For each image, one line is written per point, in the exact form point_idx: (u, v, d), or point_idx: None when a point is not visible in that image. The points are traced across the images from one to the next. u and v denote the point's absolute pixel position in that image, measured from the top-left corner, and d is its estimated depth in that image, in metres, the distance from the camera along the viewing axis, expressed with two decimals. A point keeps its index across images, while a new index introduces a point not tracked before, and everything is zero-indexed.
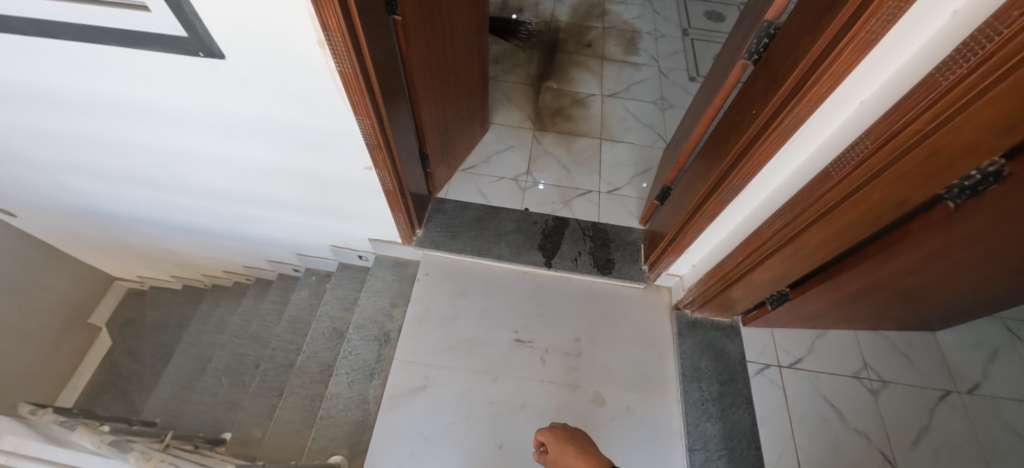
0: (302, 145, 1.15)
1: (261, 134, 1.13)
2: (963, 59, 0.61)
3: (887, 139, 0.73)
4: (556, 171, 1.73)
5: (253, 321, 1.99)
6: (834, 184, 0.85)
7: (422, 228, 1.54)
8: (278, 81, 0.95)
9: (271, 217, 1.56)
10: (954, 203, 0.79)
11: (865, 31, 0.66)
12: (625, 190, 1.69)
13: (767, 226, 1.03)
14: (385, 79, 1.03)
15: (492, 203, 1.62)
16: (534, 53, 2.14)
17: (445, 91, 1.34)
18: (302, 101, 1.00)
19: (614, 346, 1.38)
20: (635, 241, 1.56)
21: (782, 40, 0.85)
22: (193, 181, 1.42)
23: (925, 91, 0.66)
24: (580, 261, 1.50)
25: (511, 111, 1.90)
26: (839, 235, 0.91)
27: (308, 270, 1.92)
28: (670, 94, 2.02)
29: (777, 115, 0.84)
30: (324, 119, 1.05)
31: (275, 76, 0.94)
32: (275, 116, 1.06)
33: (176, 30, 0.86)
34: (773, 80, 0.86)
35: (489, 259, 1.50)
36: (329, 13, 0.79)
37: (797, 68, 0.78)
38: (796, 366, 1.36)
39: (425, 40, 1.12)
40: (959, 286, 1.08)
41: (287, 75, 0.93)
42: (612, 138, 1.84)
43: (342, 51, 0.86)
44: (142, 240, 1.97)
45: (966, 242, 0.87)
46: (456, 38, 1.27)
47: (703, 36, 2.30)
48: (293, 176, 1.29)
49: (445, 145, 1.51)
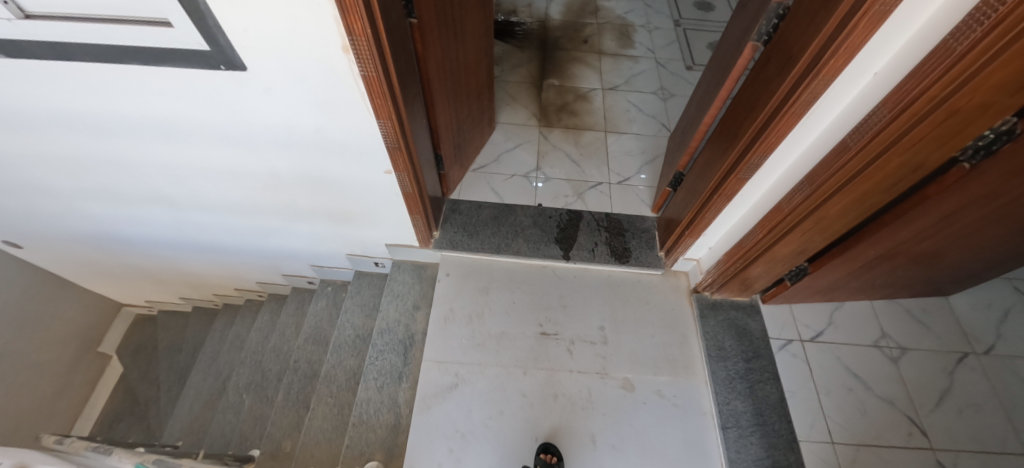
0: (322, 153, 1.17)
1: (282, 144, 1.15)
2: (976, 24, 0.63)
3: (904, 107, 0.76)
4: (566, 166, 1.75)
5: (272, 336, 1.99)
6: (852, 155, 0.87)
7: (439, 230, 1.56)
8: (300, 89, 0.97)
9: (289, 228, 1.57)
10: (969, 165, 0.82)
11: (878, 4, 0.68)
12: (634, 180, 1.72)
13: (787, 201, 1.05)
14: (405, 82, 1.04)
15: (506, 201, 1.64)
16: (533, 52, 2.17)
17: (457, 92, 1.36)
18: (324, 107, 1.01)
19: (639, 332, 1.41)
20: (649, 228, 1.58)
21: (794, 18, 0.88)
22: (211, 196, 1.42)
23: (940, 57, 0.69)
24: (598, 252, 1.52)
25: (516, 110, 1.92)
26: (859, 204, 0.94)
27: (324, 280, 1.92)
28: (670, 84, 2.06)
29: (794, 91, 0.87)
30: (346, 125, 1.06)
31: (297, 83, 0.95)
32: (297, 125, 1.08)
33: (199, 44, 0.87)
34: (787, 58, 0.89)
35: (508, 256, 1.52)
36: (354, 17, 0.80)
37: (812, 44, 0.81)
38: (817, 339, 1.39)
39: (439, 42, 1.14)
40: (972, 247, 1.11)
41: (309, 82, 0.95)
42: (617, 130, 1.87)
43: (365, 55, 0.87)
44: (154, 261, 1.96)
45: (981, 202, 0.89)
46: (466, 38, 1.28)
47: (695, 26, 2.34)
48: (312, 184, 1.30)
49: (457, 146, 1.53)
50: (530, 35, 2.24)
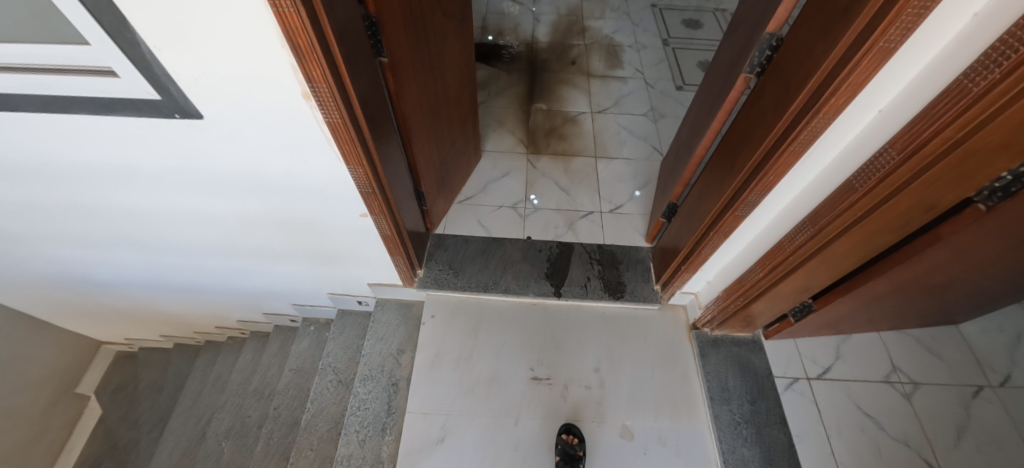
0: (294, 198, 1.10)
1: (250, 189, 1.08)
2: (993, 64, 0.57)
3: (915, 148, 0.69)
4: (555, 194, 1.68)
5: (254, 378, 1.89)
6: (858, 196, 0.80)
7: (424, 267, 1.48)
8: (261, 136, 0.90)
9: (266, 269, 1.49)
10: (985, 206, 0.75)
11: (882, 41, 0.63)
12: (627, 207, 1.65)
13: (790, 240, 0.98)
14: (378, 124, 0.97)
15: (493, 234, 1.56)
16: (519, 75, 2.11)
17: (439, 125, 1.29)
18: (289, 152, 0.94)
19: (638, 372, 1.33)
20: (644, 259, 1.51)
21: (787, 50, 0.83)
22: (180, 239, 1.34)
23: (955, 98, 0.62)
24: (591, 286, 1.44)
25: (503, 136, 1.86)
26: (864, 245, 0.87)
27: (306, 318, 1.83)
28: (660, 105, 2.01)
29: (792, 129, 0.81)
30: (315, 169, 0.99)
31: (260, 130, 0.89)
32: (264, 171, 1.01)
33: (149, 93, 0.82)
34: (784, 94, 0.83)
35: (496, 293, 1.44)
36: (313, 64, 0.73)
37: (809, 82, 0.76)
38: (825, 376, 1.31)
39: (416, 79, 1.07)
40: (987, 279, 1.04)
41: (272, 129, 0.88)
42: (608, 155, 1.81)
43: (327, 101, 0.80)
44: (130, 302, 1.87)
45: (997, 238, 0.83)
46: (447, 72, 1.22)
47: (683, 44, 2.30)
48: (285, 226, 1.23)
49: (442, 180, 1.45)
50: (516, 57, 2.20)
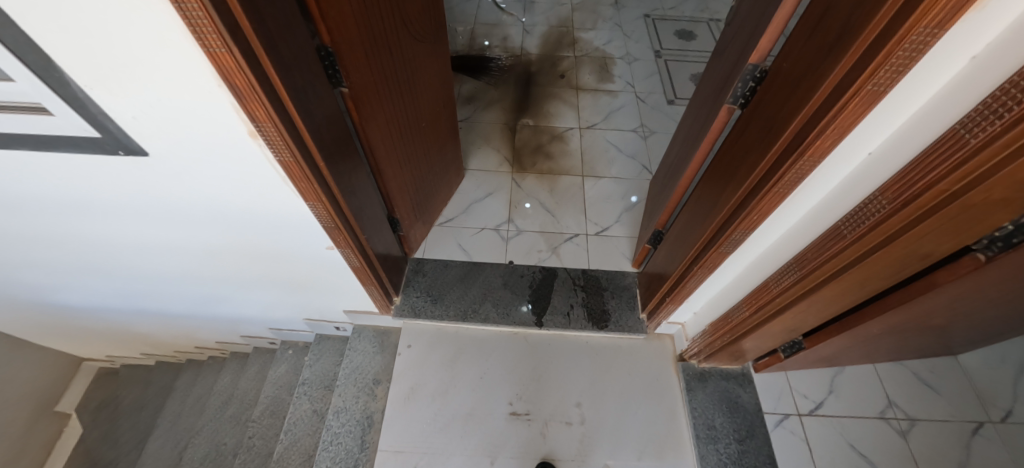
0: (256, 230, 1.04)
1: (210, 221, 1.02)
2: (992, 115, 0.51)
3: (907, 199, 0.63)
4: (540, 216, 1.62)
5: (232, 402, 1.84)
6: (846, 244, 0.74)
7: (401, 295, 1.42)
8: (212, 173, 0.85)
9: (238, 296, 1.43)
10: (984, 256, 0.68)
11: (870, 84, 0.58)
12: (614, 230, 1.59)
13: (775, 281, 0.92)
14: (339, 157, 0.92)
15: (475, 258, 1.51)
16: (507, 89, 2.06)
17: (413, 151, 1.23)
18: (244, 188, 0.89)
19: (622, 407, 1.28)
20: (630, 286, 1.45)
21: (771, 84, 0.77)
22: (146, 267, 1.28)
23: (951, 148, 0.56)
24: (574, 315, 1.39)
25: (488, 154, 1.80)
26: (854, 290, 0.81)
27: (284, 342, 1.77)
28: (651, 120, 1.95)
29: (776, 170, 0.75)
30: (273, 205, 0.94)
31: (209, 167, 0.83)
32: (221, 205, 0.95)
33: (86, 130, 0.75)
34: (768, 132, 0.77)
35: (475, 323, 1.38)
36: (256, 104, 0.68)
37: (793, 122, 0.70)
38: (816, 412, 1.25)
39: (383, 108, 1.02)
40: (987, 320, 0.98)
41: (221, 166, 0.82)
42: (595, 174, 1.75)
43: (277, 140, 0.74)
44: (105, 324, 1.82)
45: (997, 285, 0.77)
46: (421, 96, 1.17)
47: (676, 56, 2.25)
48: (250, 257, 1.18)
49: (420, 204, 1.40)
50: (504, 70, 2.14)
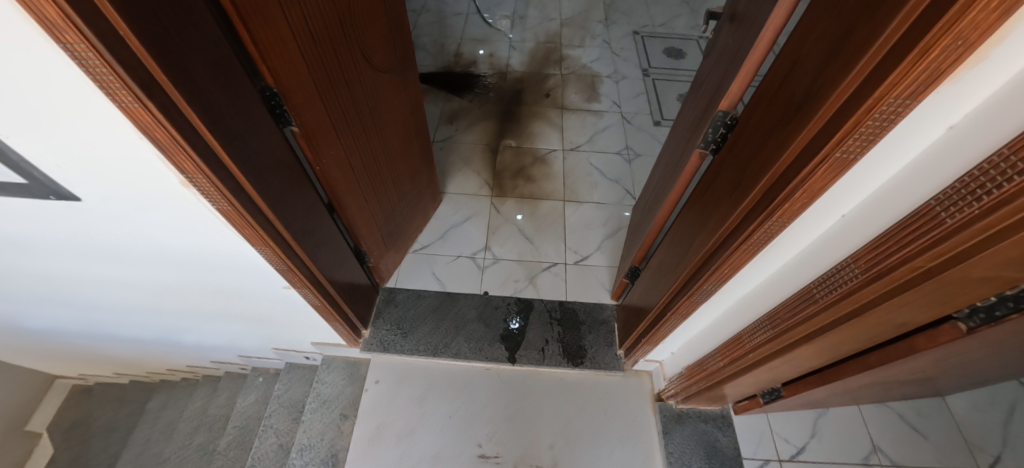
0: (208, 270, 0.99)
1: (160, 261, 0.96)
2: (968, 197, 0.46)
3: (880, 271, 0.57)
4: (518, 243, 1.57)
5: (201, 430, 1.78)
6: (818, 309, 0.68)
7: (370, 327, 1.37)
8: (150, 219, 0.79)
9: (202, 327, 1.38)
10: (966, 326, 0.60)
11: (838, 152, 0.52)
12: (593, 259, 1.54)
13: (750, 336, 0.86)
14: (289, 199, 0.87)
15: (449, 289, 1.46)
16: (490, 108, 2.01)
17: (379, 182, 1.17)
18: (188, 233, 0.84)
19: (597, 448, 1.23)
20: (608, 320, 1.40)
21: (741, 134, 0.72)
22: (102, 299, 1.22)
23: (924, 226, 0.51)
24: (548, 351, 1.34)
25: (468, 177, 1.75)
26: (829, 350, 0.76)
27: (255, 368, 1.72)
28: (636, 142, 1.91)
29: (744, 227, 0.70)
30: (220, 247, 0.89)
31: (146, 215, 0.78)
32: (167, 247, 0.90)
33: (10, 176, 0.67)
34: (737, 186, 0.72)
35: (446, 358, 1.33)
36: (182, 157, 0.63)
37: (760, 181, 0.65)
38: (797, 458, 1.20)
39: (340, 144, 0.96)
40: (974, 373, 0.93)
41: (161, 213, 0.77)
42: (577, 199, 1.71)
43: (211, 191, 0.69)
44: (71, 347, 1.74)
45: (982, 350, 0.72)
46: (386, 126, 1.11)
47: (664, 75, 2.21)
48: (207, 293, 1.13)
49: (391, 233, 1.34)
50: (489, 88, 2.09)
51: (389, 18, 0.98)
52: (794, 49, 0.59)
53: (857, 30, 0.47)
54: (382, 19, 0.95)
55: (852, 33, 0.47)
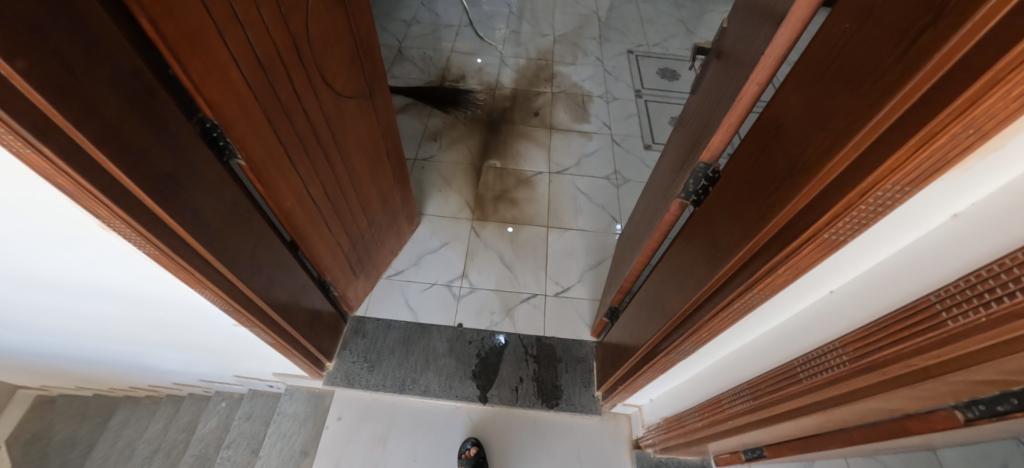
0: (150, 306, 0.90)
1: (93, 299, 0.87)
2: (975, 302, 0.38)
3: (871, 363, 0.50)
4: (496, 271, 1.51)
5: (158, 456, 1.67)
6: (801, 389, 0.61)
7: (335, 360, 1.29)
8: (71, 263, 0.70)
9: (155, 356, 1.28)
10: (964, 416, 0.52)
11: (827, 233, 0.45)
12: (574, 291, 1.48)
13: (729, 402, 0.78)
14: (235, 237, 0.79)
15: (421, 319, 1.38)
16: (476, 126, 1.94)
17: (343, 210, 1.10)
18: (120, 274, 0.75)
19: None
20: (586, 357, 1.33)
21: (721, 189, 0.65)
22: (38, 332, 1.12)
23: (923, 323, 0.43)
24: (522, 391, 1.27)
25: (448, 198, 1.68)
26: (816, 426, 0.69)
27: (218, 392, 1.63)
28: (625, 166, 1.85)
29: (724, 295, 0.63)
30: (157, 287, 0.81)
31: (66, 259, 0.69)
32: (99, 287, 0.81)
33: None
34: (714, 249, 0.65)
35: (413, 395, 1.25)
36: (95, 202, 0.56)
37: (741, 250, 0.57)
38: None
39: (296, 174, 0.89)
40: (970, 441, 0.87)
41: (76, 257, 0.68)
42: (561, 224, 1.64)
43: (135, 235, 0.62)
44: (16, 373, 1.61)
45: (980, 435, 0.66)
46: (351, 151, 1.04)
47: (657, 96, 2.16)
48: (153, 327, 1.04)
49: (359, 261, 1.26)
50: (476, 104, 2.03)
51: (354, 41, 0.91)
52: (775, 106, 0.52)
53: (848, 99, 0.40)
54: (345, 43, 0.89)
55: (841, 102, 0.41)
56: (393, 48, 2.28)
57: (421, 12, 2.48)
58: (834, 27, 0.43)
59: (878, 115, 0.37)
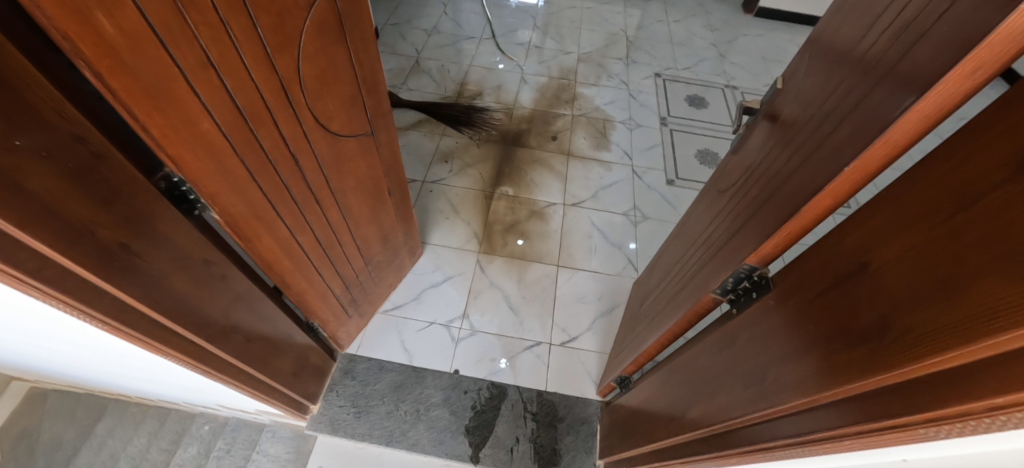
0: (109, 363, 0.80)
1: (43, 352, 0.76)
2: None
3: None
4: (501, 313, 1.41)
5: None
6: None
7: (321, 403, 1.21)
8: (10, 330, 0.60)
9: (126, 388, 1.17)
10: None
11: (925, 430, 0.35)
12: (582, 341, 1.37)
13: None
14: (207, 297, 0.71)
15: (415, 362, 1.29)
16: (491, 148, 1.85)
17: (337, 252, 1.01)
18: (69, 340, 0.66)
19: None
20: (590, 419, 1.23)
21: (778, 305, 0.55)
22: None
23: None
24: (518, 453, 1.17)
25: (455, 228, 1.59)
26: None
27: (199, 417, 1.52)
28: (645, 203, 1.74)
29: (772, 436, 0.52)
30: (113, 352, 0.71)
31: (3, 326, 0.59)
32: (45, 347, 0.70)
33: None
34: (759, 379, 0.55)
35: (401, 450, 1.16)
36: (22, 285, 0.47)
37: (798, 398, 0.46)
38: None
39: (282, 223, 0.80)
40: None
41: (11, 324, 0.59)
42: (573, 264, 1.54)
43: (77, 313, 0.53)
44: None
45: None
46: (348, 191, 0.95)
47: (683, 126, 2.03)
48: (117, 374, 0.92)
49: (354, 299, 1.18)
50: (491, 125, 1.94)
51: (357, 78, 0.82)
52: (872, 228, 0.43)
53: (992, 274, 0.30)
54: (346, 82, 0.79)
55: (978, 273, 0.31)
56: (410, 58, 2.19)
57: (442, 21, 2.39)
58: (976, 168, 0.33)
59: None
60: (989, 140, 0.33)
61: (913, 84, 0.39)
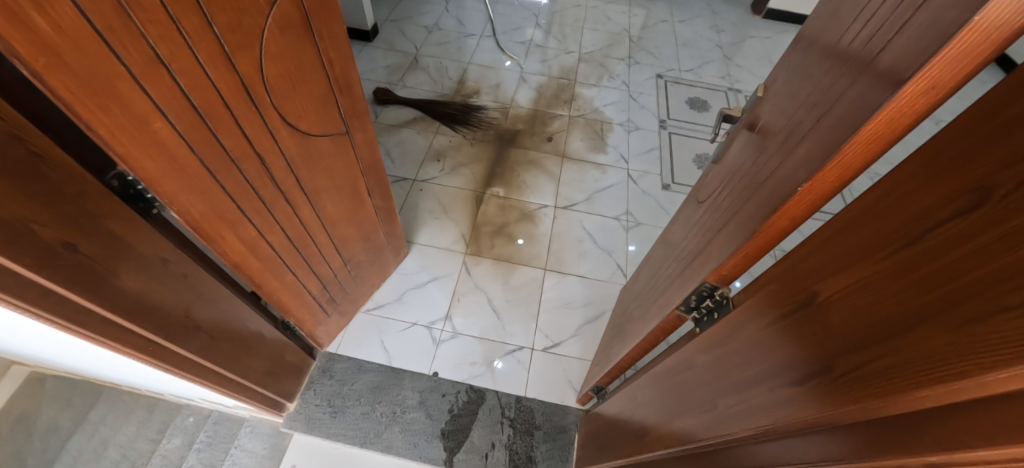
0: (76, 354, 0.80)
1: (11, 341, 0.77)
2: None
3: None
4: (484, 316, 1.39)
5: None
6: None
7: (298, 401, 1.21)
8: None
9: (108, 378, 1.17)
10: None
11: None
12: (565, 347, 1.35)
13: None
14: (166, 296, 0.70)
15: (395, 363, 1.28)
16: (485, 147, 1.83)
17: (311, 252, 1.00)
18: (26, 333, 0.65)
19: None
20: (568, 428, 1.21)
21: (735, 326, 0.53)
22: None
23: None
24: (492, 459, 1.15)
25: (444, 228, 1.57)
26: None
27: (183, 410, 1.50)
28: (638, 207, 1.70)
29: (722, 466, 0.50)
30: (74, 346, 0.71)
31: None
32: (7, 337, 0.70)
33: None
34: (712, 405, 0.53)
35: (374, 451, 1.15)
36: None
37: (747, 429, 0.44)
38: None
39: (248, 221, 0.80)
40: None
41: None
42: (561, 268, 1.52)
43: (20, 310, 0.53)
44: None
45: None
46: (322, 191, 0.94)
47: (683, 129, 1.99)
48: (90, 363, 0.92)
49: (333, 298, 1.17)
50: (487, 124, 1.92)
51: (329, 76, 0.81)
52: (827, 254, 0.41)
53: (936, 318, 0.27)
54: (316, 80, 0.78)
55: (922, 315, 0.28)
56: (409, 55, 2.18)
57: (444, 18, 2.38)
58: (926, 197, 0.31)
59: (971, 378, 0.24)
60: (942, 168, 0.30)
61: (869, 102, 0.36)
